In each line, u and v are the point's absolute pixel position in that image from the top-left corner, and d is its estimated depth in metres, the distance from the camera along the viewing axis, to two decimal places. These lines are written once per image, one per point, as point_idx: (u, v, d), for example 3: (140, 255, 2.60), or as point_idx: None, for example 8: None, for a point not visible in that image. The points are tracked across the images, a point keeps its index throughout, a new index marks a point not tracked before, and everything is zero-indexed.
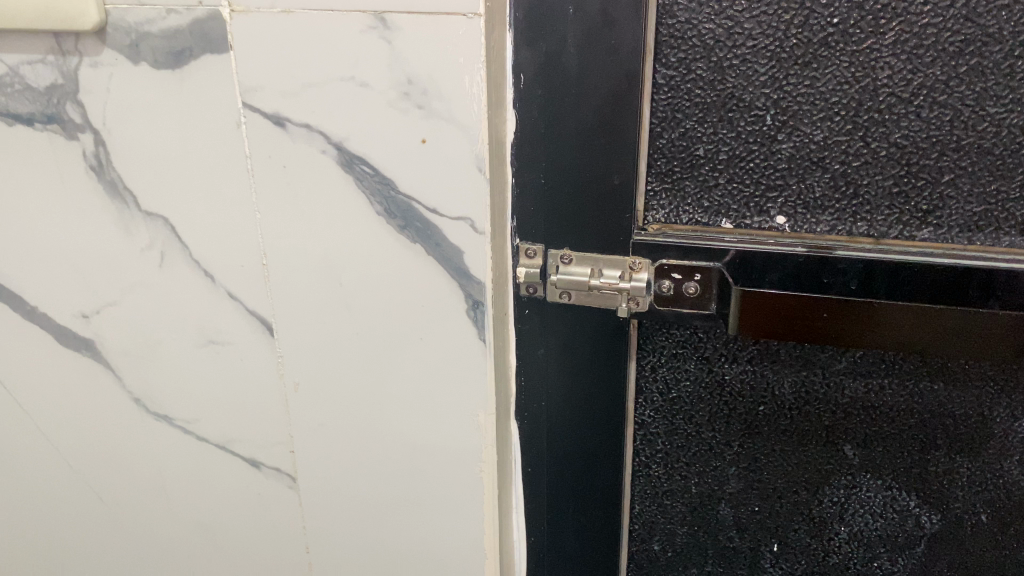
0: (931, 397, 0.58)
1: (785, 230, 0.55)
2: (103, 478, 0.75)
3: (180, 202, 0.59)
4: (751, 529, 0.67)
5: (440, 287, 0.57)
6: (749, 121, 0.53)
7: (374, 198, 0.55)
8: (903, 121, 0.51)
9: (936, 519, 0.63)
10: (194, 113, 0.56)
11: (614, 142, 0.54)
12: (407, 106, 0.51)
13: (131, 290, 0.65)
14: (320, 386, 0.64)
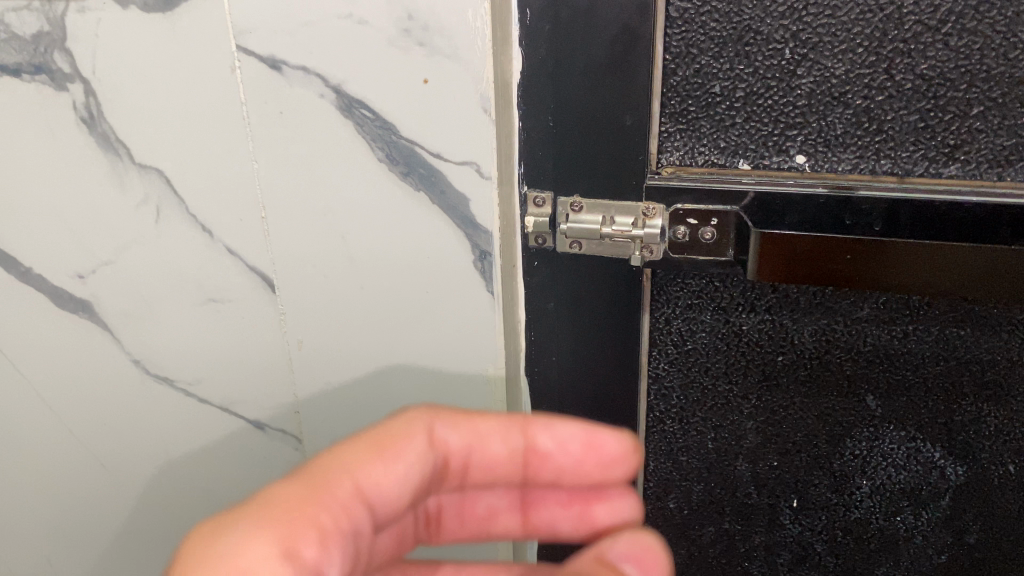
0: (957, 343, 0.56)
1: (805, 169, 0.53)
2: (105, 444, 0.73)
3: (175, 154, 0.57)
4: (769, 483, 0.65)
5: (447, 237, 0.55)
6: (766, 55, 0.50)
7: (375, 143, 0.53)
8: (929, 51, 0.48)
9: (961, 471, 0.61)
10: (187, 59, 0.53)
11: (625, 80, 0.51)
12: (407, 44, 0.49)
13: (128, 247, 0.63)
14: (324, 344, 0.62)
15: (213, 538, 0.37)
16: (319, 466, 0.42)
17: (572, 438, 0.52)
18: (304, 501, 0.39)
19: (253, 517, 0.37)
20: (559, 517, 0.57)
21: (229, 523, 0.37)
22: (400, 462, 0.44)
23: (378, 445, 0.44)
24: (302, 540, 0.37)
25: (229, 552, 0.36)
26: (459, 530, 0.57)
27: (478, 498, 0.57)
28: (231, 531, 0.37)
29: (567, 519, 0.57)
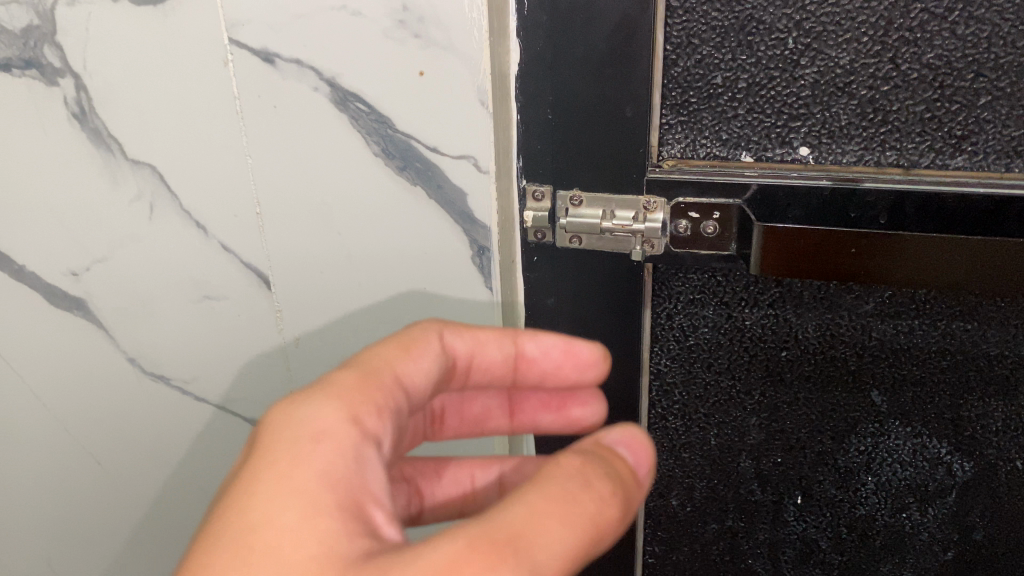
0: (965, 338, 0.55)
1: (808, 161, 0.52)
2: (102, 443, 0.73)
3: (169, 149, 0.56)
4: (773, 480, 0.64)
5: (445, 232, 0.55)
6: (769, 45, 0.49)
7: (371, 137, 0.52)
8: (935, 39, 0.47)
9: (968, 467, 0.60)
10: (178, 52, 0.52)
11: (625, 72, 0.50)
12: (402, 35, 0.48)
13: (121, 244, 0.62)
14: (322, 342, 0.62)
15: (283, 415, 0.37)
16: (363, 359, 0.42)
17: (552, 347, 0.52)
18: (358, 380, 0.40)
19: (317, 394, 0.38)
20: (542, 415, 0.58)
21: (297, 405, 0.38)
22: (422, 352, 0.44)
23: (408, 343, 0.44)
24: (365, 413, 0.38)
25: (301, 423, 0.37)
26: (454, 430, 0.58)
27: (474, 399, 0.58)
28: (300, 411, 0.37)
29: (553, 417, 0.58)
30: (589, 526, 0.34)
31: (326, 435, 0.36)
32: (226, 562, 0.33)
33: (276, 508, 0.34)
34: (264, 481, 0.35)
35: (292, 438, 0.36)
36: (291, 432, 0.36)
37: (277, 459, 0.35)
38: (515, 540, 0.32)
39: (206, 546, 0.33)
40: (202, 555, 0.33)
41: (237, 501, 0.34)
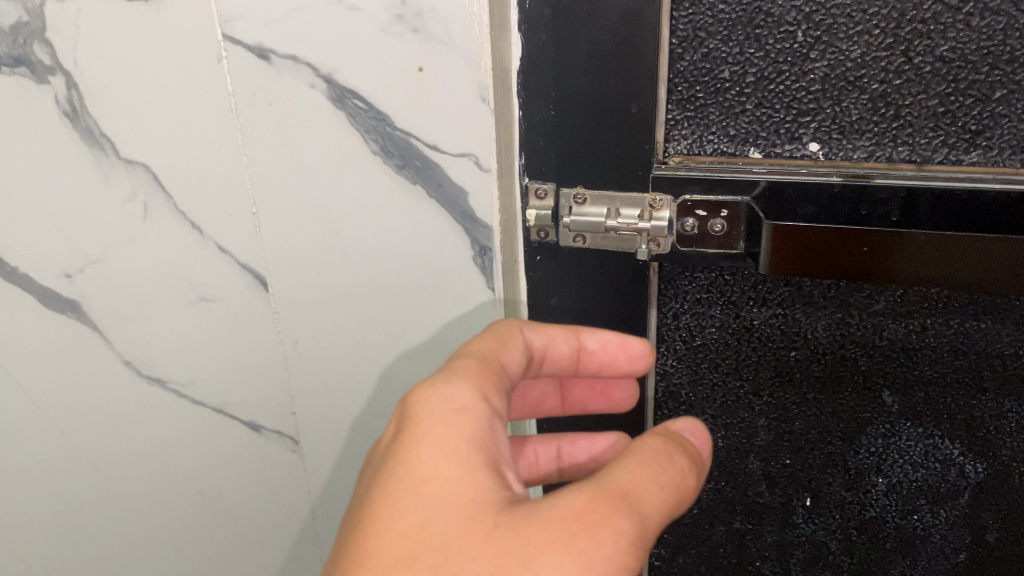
0: (978, 336, 0.54)
1: (818, 158, 0.50)
2: (97, 448, 0.71)
3: (163, 148, 0.55)
4: (781, 482, 0.63)
5: (445, 232, 0.53)
6: (778, 38, 0.48)
7: (369, 135, 0.51)
8: (949, 31, 0.46)
9: (981, 468, 0.59)
10: (172, 50, 0.51)
11: (629, 66, 0.49)
12: (401, 30, 0.47)
13: (116, 245, 0.61)
14: (320, 345, 0.60)
15: (422, 391, 0.41)
16: (471, 346, 0.46)
17: (607, 341, 0.54)
18: (477, 362, 0.44)
19: (449, 373, 0.42)
20: (590, 400, 0.60)
21: (432, 382, 0.42)
22: (513, 342, 0.48)
23: (500, 337, 0.48)
24: (491, 388, 0.42)
25: (439, 394, 0.40)
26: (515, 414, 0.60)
27: (532, 385, 0.60)
28: (437, 386, 0.41)
29: (601, 404, 0.60)
30: (676, 492, 0.39)
31: (464, 402, 0.40)
32: (395, 508, 0.37)
33: (433, 460, 0.38)
34: (418, 440, 0.39)
35: (435, 410, 0.40)
36: (433, 403, 0.40)
37: (427, 423, 0.39)
38: (627, 493, 0.36)
39: (374, 499, 0.38)
40: (372, 506, 0.37)
41: (397, 461, 0.39)
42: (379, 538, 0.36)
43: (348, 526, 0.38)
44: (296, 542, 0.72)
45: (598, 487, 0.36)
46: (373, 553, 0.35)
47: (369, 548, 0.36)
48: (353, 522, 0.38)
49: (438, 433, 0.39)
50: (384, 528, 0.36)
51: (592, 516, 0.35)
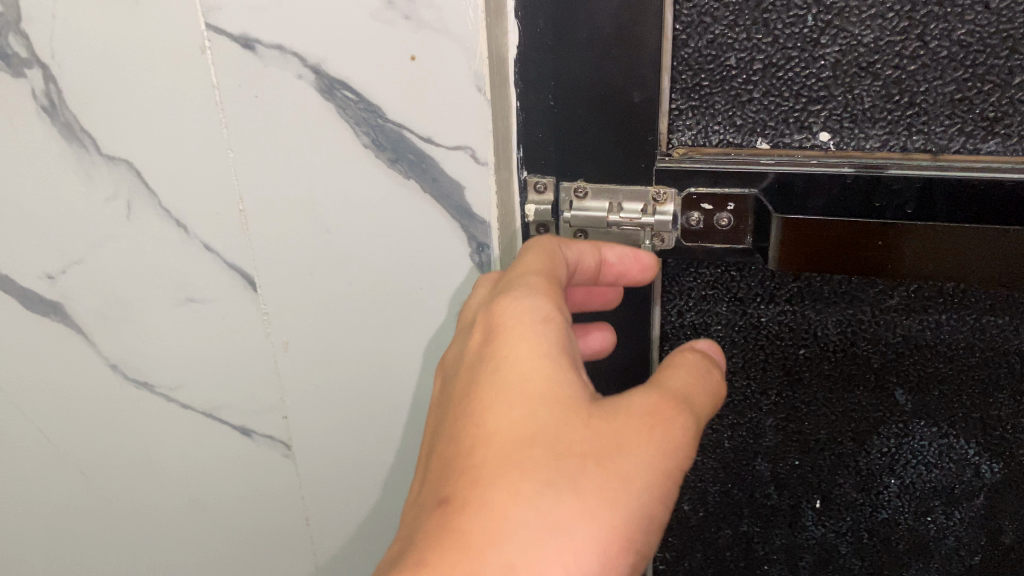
0: (995, 333, 0.52)
1: (829, 148, 0.48)
2: (83, 454, 0.69)
3: (146, 143, 0.53)
4: (790, 483, 0.61)
5: (441, 229, 0.51)
6: (787, 22, 0.45)
7: (360, 127, 0.48)
8: (967, 14, 0.43)
9: (997, 468, 0.57)
10: (153, 40, 0.48)
11: (631, 53, 0.46)
12: (392, 17, 0.44)
13: (99, 245, 0.58)
14: (312, 347, 0.58)
15: (503, 296, 0.42)
16: (533, 244, 0.46)
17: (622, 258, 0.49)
18: (546, 262, 0.44)
19: (524, 275, 0.43)
20: (588, 303, 0.54)
21: (509, 285, 0.43)
22: (561, 254, 0.46)
23: (551, 248, 0.46)
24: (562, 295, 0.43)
25: (520, 300, 0.41)
26: None
27: None
28: (514, 289, 0.42)
29: (598, 304, 0.54)
30: (716, 392, 0.43)
31: (548, 311, 0.41)
32: (494, 406, 0.38)
33: (530, 363, 0.39)
34: (507, 345, 0.40)
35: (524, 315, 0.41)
36: (521, 308, 0.41)
37: (517, 328, 0.40)
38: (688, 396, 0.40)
39: (470, 399, 0.40)
40: (470, 406, 0.39)
41: (487, 365, 0.40)
42: (484, 435, 0.38)
43: (447, 423, 0.40)
44: (290, 549, 0.71)
45: (663, 390, 0.40)
46: (481, 449, 0.37)
47: (474, 444, 0.38)
48: (453, 420, 0.40)
49: (526, 338, 0.40)
50: (484, 427, 0.38)
51: (665, 414, 0.38)
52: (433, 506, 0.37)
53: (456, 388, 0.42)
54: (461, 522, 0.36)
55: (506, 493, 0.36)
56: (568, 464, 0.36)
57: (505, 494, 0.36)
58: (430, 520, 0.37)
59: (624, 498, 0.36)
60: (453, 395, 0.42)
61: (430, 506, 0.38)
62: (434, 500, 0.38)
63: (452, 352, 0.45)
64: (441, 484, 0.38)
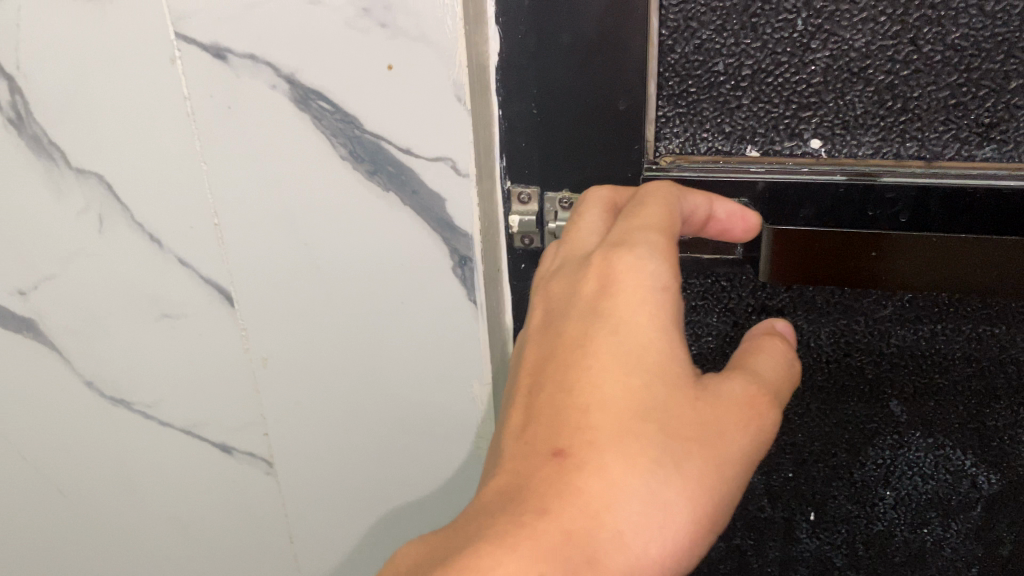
0: (992, 342, 0.51)
1: (820, 155, 0.47)
2: (59, 473, 0.67)
3: (117, 156, 0.51)
4: (783, 496, 0.60)
5: (422, 242, 0.50)
6: (776, 27, 0.44)
7: (336, 139, 0.47)
8: (961, 17, 0.42)
9: (994, 479, 0.56)
10: (121, 50, 0.47)
11: (616, 60, 0.45)
12: (367, 25, 0.43)
13: (70, 260, 0.57)
14: (292, 363, 0.57)
15: (626, 249, 0.38)
16: (648, 191, 0.42)
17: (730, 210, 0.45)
18: (660, 215, 0.40)
19: (645, 230, 0.39)
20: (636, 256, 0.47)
21: (624, 234, 0.39)
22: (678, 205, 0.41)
23: (668, 201, 0.41)
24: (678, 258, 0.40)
25: (641, 261, 0.38)
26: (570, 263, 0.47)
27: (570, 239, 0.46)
28: (635, 244, 0.38)
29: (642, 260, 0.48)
30: (795, 384, 0.42)
31: (669, 280, 0.38)
32: (612, 370, 0.36)
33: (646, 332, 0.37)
34: (628, 309, 0.37)
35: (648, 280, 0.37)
36: (642, 271, 0.38)
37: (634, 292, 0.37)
38: (778, 389, 0.40)
39: (581, 353, 0.37)
40: (580, 362, 0.37)
41: (603, 323, 0.38)
42: (598, 399, 0.36)
43: (550, 370, 0.38)
44: (274, 567, 0.69)
45: (753, 379, 0.39)
46: (596, 413, 0.36)
47: (586, 406, 0.36)
48: (558, 371, 0.38)
49: (647, 305, 0.37)
50: (598, 391, 0.36)
51: (758, 411, 0.38)
52: (538, 452, 0.36)
53: (562, 332, 0.39)
54: (573, 486, 0.34)
55: (620, 466, 0.35)
56: (677, 449, 0.36)
57: (620, 468, 0.35)
58: (538, 477, 0.35)
59: (718, 490, 0.36)
60: (558, 338, 0.39)
61: (534, 456, 0.36)
62: (539, 452, 0.36)
63: (546, 285, 0.42)
64: (546, 436, 0.36)
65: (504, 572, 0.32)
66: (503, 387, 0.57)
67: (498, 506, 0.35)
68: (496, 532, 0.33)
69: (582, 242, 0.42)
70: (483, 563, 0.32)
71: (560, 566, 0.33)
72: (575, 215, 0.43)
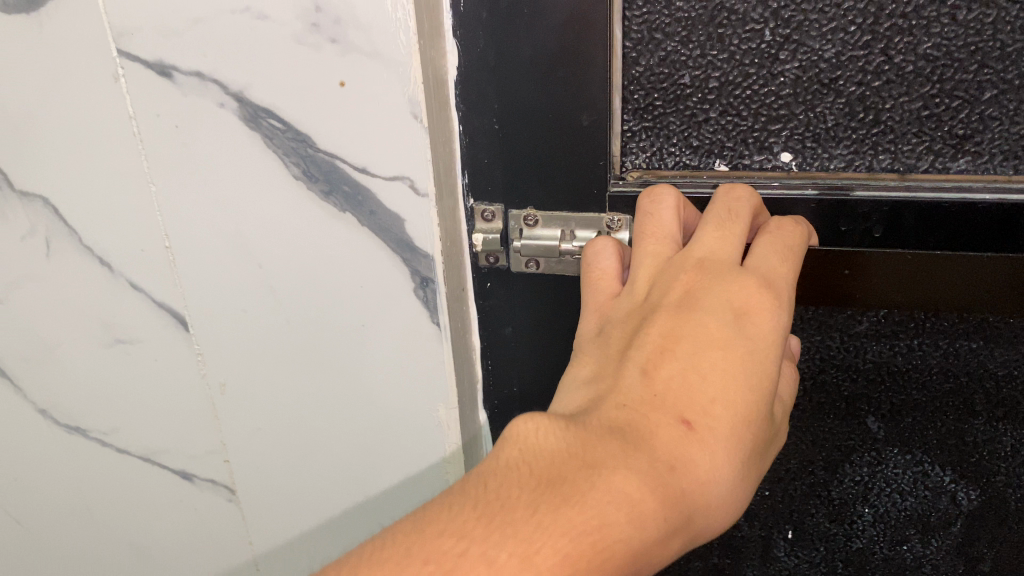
0: (969, 357, 0.50)
1: (791, 169, 0.45)
2: (14, 502, 0.65)
3: (60, 178, 0.49)
4: (760, 515, 0.59)
5: (382, 264, 0.48)
6: (743, 38, 0.42)
7: (290, 158, 0.45)
8: (933, 26, 0.40)
9: (974, 495, 0.55)
10: (60, 67, 0.44)
11: (578, 75, 0.43)
12: (317, 40, 0.41)
13: (17, 286, 0.54)
14: (251, 388, 0.55)
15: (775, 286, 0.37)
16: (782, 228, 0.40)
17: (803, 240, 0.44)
18: (791, 264, 0.39)
19: (785, 277, 0.38)
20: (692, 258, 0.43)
21: (770, 271, 0.37)
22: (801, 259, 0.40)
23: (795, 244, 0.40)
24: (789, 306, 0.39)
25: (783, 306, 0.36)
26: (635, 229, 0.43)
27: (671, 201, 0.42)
28: (778, 290, 0.37)
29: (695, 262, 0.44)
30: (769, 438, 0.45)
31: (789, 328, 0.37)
32: (750, 376, 0.34)
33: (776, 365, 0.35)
34: (769, 334, 0.35)
35: (785, 325, 0.36)
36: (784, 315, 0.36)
37: (776, 328, 0.36)
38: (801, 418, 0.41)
39: (721, 347, 0.35)
40: (723, 351, 0.35)
41: (743, 325, 0.35)
42: (729, 397, 0.34)
43: (688, 338, 0.35)
44: None
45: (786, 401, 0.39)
46: (724, 405, 0.34)
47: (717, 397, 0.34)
48: (696, 346, 0.35)
49: (781, 326, 0.36)
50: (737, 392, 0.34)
51: (783, 426, 0.39)
52: (667, 416, 0.34)
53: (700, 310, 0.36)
54: (692, 458, 0.33)
55: (730, 459, 0.34)
56: (756, 459, 0.35)
57: (729, 462, 0.34)
58: (664, 438, 0.33)
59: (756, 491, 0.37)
60: (697, 313, 0.36)
61: (660, 414, 0.34)
62: (664, 413, 0.34)
63: (680, 259, 0.38)
64: (677, 401, 0.34)
65: (639, 513, 0.31)
66: (470, 409, 0.55)
67: (626, 442, 0.33)
68: (635, 472, 0.32)
69: (729, 245, 0.38)
70: (625, 491, 0.31)
71: (670, 523, 0.32)
72: (720, 213, 0.40)
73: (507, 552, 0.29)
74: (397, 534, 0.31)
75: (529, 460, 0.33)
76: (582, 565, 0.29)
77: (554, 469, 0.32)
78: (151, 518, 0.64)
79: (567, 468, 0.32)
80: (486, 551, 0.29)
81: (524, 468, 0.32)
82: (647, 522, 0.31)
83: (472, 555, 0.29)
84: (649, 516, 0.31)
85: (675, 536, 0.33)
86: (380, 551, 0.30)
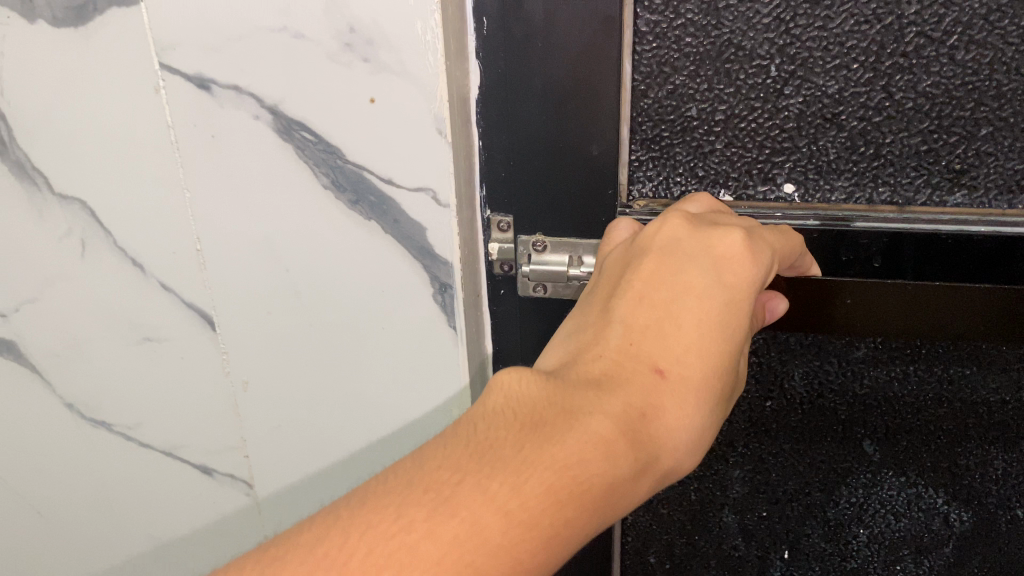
0: (962, 382, 0.51)
1: (793, 200, 0.48)
2: (36, 495, 0.67)
3: (98, 182, 0.51)
4: (758, 535, 0.60)
5: (403, 271, 0.50)
6: (750, 73, 0.44)
7: (319, 170, 0.47)
8: (932, 65, 0.43)
9: (965, 517, 0.56)
10: (103, 77, 0.47)
11: (591, 104, 0.46)
12: (350, 59, 0.43)
13: (51, 284, 0.57)
14: (273, 387, 0.57)
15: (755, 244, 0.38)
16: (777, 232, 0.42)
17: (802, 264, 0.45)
18: (778, 241, 0.41)
19: (766, 242, 0.39)
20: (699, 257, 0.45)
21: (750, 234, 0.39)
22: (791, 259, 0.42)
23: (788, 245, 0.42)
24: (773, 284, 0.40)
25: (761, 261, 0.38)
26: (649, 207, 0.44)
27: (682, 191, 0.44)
28: (760, 250, 0.39)
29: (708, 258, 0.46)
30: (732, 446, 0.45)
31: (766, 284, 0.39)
32: (722, 327, 0.36)
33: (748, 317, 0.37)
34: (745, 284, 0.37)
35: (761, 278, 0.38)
36: (761, 269, 0.38)
37: (751, 279, 0.37)
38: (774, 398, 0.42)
39: (696, 298, 0.37)
40: (699, 301, 0.36)
41: (719, 276, 0.37)
42: (699, 348, 0.36)
43: (667, 289, 0.37)
44: None
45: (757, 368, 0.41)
46: (695, 353, 0.36)
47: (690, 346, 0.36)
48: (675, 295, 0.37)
49: (756, 278, 0.37)
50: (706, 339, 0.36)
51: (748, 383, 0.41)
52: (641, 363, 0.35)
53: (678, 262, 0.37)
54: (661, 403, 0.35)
55: (698, 405, 0.35)
56: (722, 405, 0.37)
57: (696, 408, 0.35)
58: (638, 384, 0.35)
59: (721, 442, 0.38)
60: (675, 269, 0.38)
61: (634, 364, 0.36)
62: (639, 363, 0.36)
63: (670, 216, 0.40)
64: (653, 351, 0.36)
65: (614, 453, 0.33)
66: None
67: (602, 387, 0.35)
68: (609, 414, 0.34)
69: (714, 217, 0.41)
70: (600, 431, 0.33)
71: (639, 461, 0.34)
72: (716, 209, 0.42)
73: (496, 482, 0.31)
74: (399, 470, 0.33)
75: (512, 405, 0.34)
76: (562, 497, 0.31)
77: (537, 412, 0.34)
78: (170, 510, 0.67)
79: (548, 410, 0.34)
80: (478, 482, 0.31)
81: (508, 412, 0.34)
82: (618, 459, 0.33)
83: (467, 483, 0.31)
84: (620, 454, 0.33)
85: (645, 476, 0.34)
86: (382, 484, 0.32)
